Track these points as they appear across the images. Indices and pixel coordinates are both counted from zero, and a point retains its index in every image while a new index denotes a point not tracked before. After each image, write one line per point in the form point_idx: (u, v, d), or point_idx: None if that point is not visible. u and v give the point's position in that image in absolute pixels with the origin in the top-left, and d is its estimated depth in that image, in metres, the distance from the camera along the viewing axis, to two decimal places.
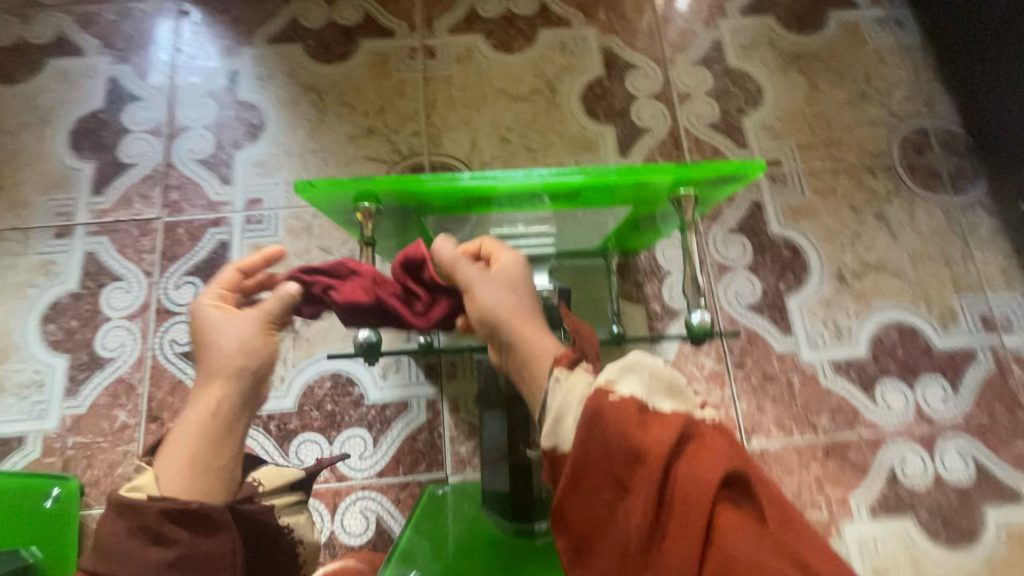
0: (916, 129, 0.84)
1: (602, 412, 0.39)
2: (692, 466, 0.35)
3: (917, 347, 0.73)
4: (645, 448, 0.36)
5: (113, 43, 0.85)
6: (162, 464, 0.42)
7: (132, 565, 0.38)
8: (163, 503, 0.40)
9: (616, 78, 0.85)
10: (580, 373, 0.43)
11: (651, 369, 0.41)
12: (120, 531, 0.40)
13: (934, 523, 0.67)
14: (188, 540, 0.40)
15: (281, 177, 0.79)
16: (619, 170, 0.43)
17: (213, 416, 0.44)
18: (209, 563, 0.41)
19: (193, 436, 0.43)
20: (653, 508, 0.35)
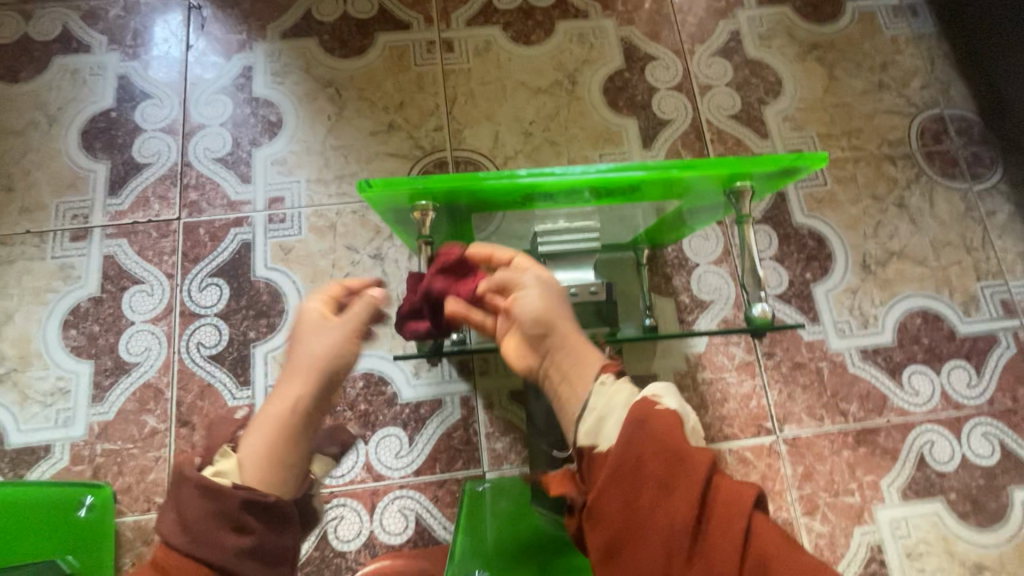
0: (933, 117, 0.84)
1: (648, 414, 0.41)
2: (734, 475, 0.38)
3: (941, 332, 0.75)
4: (690, 451, 0.38)
5: (120, 39, 0.82)
6: (243, 449, 0.45)
7: (211, 548, 0.39)
8: (247, 491, 0.42)
9: (636, 69, 0.84)
10: (625, 385, 0.45)
11: (686, 401, 0.47)
12: (203, 513, 0.40)
13: (962, 504, 0.69)
14: (261, 531, 0.41)
15: (302, 175, 0.77)
16: (678, 165, 0.48)
17: (293, 409, 0.48)
18: (274, 559, 0.42)
19: (273, 426, 0.46)
20: (696, 505, 0.36)
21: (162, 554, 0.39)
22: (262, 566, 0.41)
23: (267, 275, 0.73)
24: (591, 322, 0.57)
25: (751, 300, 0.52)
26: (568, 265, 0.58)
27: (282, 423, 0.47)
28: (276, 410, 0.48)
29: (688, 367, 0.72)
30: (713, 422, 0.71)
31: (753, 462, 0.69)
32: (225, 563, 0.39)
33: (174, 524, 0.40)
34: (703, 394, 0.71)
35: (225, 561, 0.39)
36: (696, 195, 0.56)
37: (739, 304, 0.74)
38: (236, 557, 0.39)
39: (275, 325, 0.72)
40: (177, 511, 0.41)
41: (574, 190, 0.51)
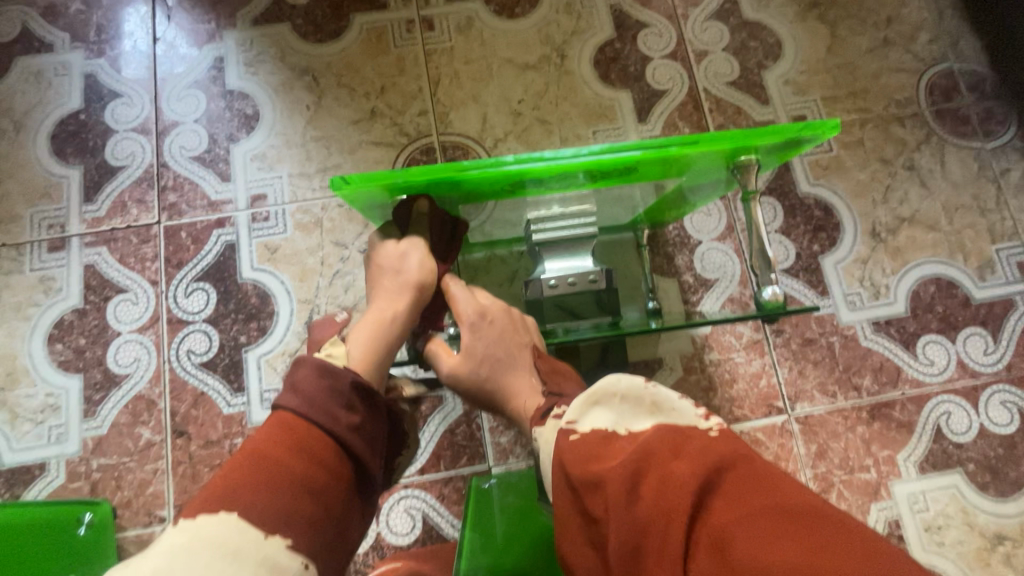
0: (943, 73, 0.79)
1: (564, 453, 0.40)
2: (662, 472, 0.34)
3: (956, 300, 0.72)
4: (606, 475, 0.36)
5: (83, 35, 0.78)
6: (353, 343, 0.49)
7: (329, 419, 0.43)
8: (356, 375, 0.46)
9: (627, 38, 0.80)
10: (551, 423, 0.44)
11: (623, 396, 0.42)
12: (319, 389, 0.44)
13: (981, 474, 0.67)
14: (364, 413, 0.45)
15: (284, 169, 0.74)
16: (676, 142, 0.44)
17: (389, 322, 0.51)
18: (374, 443, 0.45)
19: (372, 331, 0.50)
20: (628, 526, 0.34)
21: (283, 415, 0.43)
22: (365, 445, 0.44)
23: (254, 276, 0.71)
24: (590, 313, 0.55)
25: (761, 283, 0.50)
26: (564, 253, 0.55)
27: (384, 327, 0.50)
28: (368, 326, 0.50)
29: (694, 349, 0.70)
30: (722, 404, 0.69)
31: (764, 443, 0.68)
32: (340, 434, 0.43)
33: (292, 395, 0.44)
34: (711, 376, 0.69)
35: (342, 429, 0.43)
36: (697, 172, 0.53)
37: (745, 281, 0.71)
38: (349, 432, 0.43)
39: (266, 328, 0.69)
40: (292, 383, 0.44)
41: (567, 175, 0.48)
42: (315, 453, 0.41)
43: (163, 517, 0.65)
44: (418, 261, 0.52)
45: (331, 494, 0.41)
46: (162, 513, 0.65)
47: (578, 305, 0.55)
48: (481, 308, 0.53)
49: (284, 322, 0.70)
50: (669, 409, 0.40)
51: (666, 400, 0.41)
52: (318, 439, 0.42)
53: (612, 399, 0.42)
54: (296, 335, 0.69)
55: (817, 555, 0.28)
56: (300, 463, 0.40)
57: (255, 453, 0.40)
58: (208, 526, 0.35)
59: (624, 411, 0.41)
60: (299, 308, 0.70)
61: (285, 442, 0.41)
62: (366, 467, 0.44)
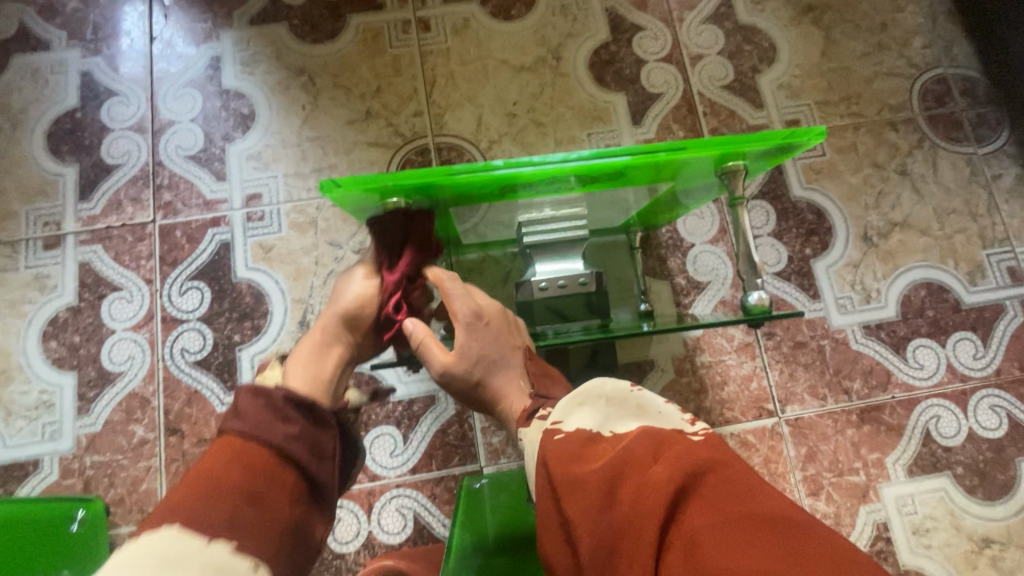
0: (936, 78, 0.79)
1: (546, 453, 0.41)
2: (641, 476, 0.35)
3: (947, 304, 0.72)
4: (585, 477, 0.37)
5: (80, 33, 0.78)
6: (290, 368, 0.51)
7: (266, 431, 0.44)
8: (289, 390, 0.47)
9: (623, 41, 0.80)
10: (536, 423, 0.45)
11: (609, 398, 0.43)
12: (255, 406, 0.46)
13: (969, 478, 0.68)
14: (304, 423, 0.46)
15: (279, 169, 0.74)
16: (665, 147, 0.44)
17: (326, 342, 0.53)
18: (320, 452, 0.46)
19: (307, 355, 0.52)
20: (605, 529, 0.34)
21: (224, 438, 0.44)
22: (309, 452, 0.45)
23: (248, 276, 0.71)
24: (581, 315, 0.55)
25: (747, 288, 0.50)
26: (555, 256, 0.56)
27: (320, 349, 0.52)
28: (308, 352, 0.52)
29: (686, 352, 0.70)
30: (713, 406, 0.69)
31: (754, 445, 0.68)
32: (277, 444, 0.44)
33: (230, 417, 0.45)
34: (702, 378, 0.70)
35: (280, 440, 0.44)
36: (689, 176, 0.53)
37: (737, 284, 0.71)
38: (287, 440, 0.44)
39: (260, 327, 0.70)
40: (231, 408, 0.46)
41: (558, 179, 0.48)
42: (255, 465, 0.43)
43: None
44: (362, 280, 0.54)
45: (278, 502, 0.42)
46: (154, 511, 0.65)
47: (568, 307, 0.55)
48: (475, 309, 0.52)
49: (278, 321, 0.70)
50: (655, 413, 0.41)
51: (651, 404, 0.42)
52: (258, 451, 0.43)
53: (597, 401, 0.43)
54: (289, 335, 0.70)
55: (784, 565, 0.29)
56: (242, 474, 0.42)
57: (199, 474, 0.42)
58: (154, 538, 0.36)
59: (609, 414, 0.42)
60: (293, 307, 0.70)
61: (227, 459, 0.43)
62: (311, 474, 0.45)
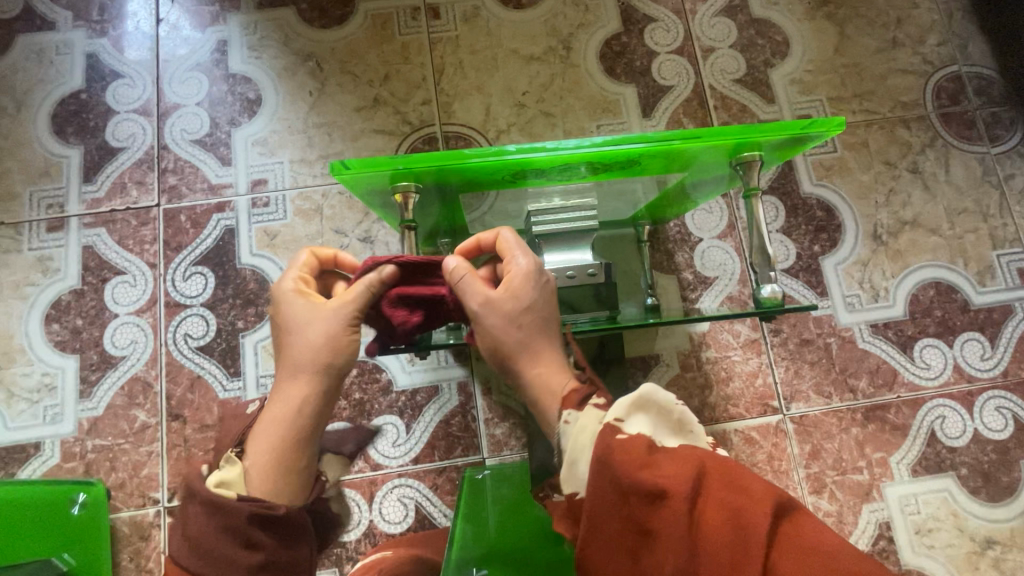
0: (950, 76, 0.78)
1: (611, 456, 0.37)
2: (728, 503, 0.34)
3: (955, 304, 0.72)
4: (669, 494, 0.35)
5: (86, 14, 0.77)
6: (248, 458, 0.44)
7: (225, 566, 0.41)
8: (255, 505, 0.42)
9: (634, 32, 0.79)
10: (591, 412, 0.42)
11: (660, 405, 0.41)
12: (209, 533, 0.41)
13: (973, 479, 0.67)
14: (272, 546, 0.42)
15: (285, 155, 0.74)
16: (680, 135, 0.44)
17: (294, 414, 0.46)
18: (286, 568, 0.43)
19: (273, 433, 0.45)
20: (687, 552, 0.34)
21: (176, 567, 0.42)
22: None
23: (252, 262, 0.71)
24: (589, 307, 0.55)
25: (760, 280, 0.50)
26: (564, 246, 0.55)
27: (286, 427, 0.45)
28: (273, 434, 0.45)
29: (691, 347, 0.70)
30: (717, 402, 0.69)
31: (758, 442, 0.68)
32: None
33: (186, 541, 0.42)
34: (707, 373, 0.69)
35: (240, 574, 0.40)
36: (701, 168, 0.53)
37: (744, 280, 0.71)
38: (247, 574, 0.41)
39: (264, 314, 0.69)
40: (185, 528, 0.43)
41: (570, 167, 0.48)
42: None
43: (157, 500, 0.65)
44: (339, 327, 0.47)
45: None
46: (155, 496, 0.65)
47: (576, 298, 0.55)
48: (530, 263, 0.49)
49: None
50: (689, 428, 0.42)
51: (687, 418, 0.42)
52: None
53: (651, 406, 0.41)
54: None
55: None
56: None
57: None
58: None
59: (660, 424, 0.41)
60: None
61: None
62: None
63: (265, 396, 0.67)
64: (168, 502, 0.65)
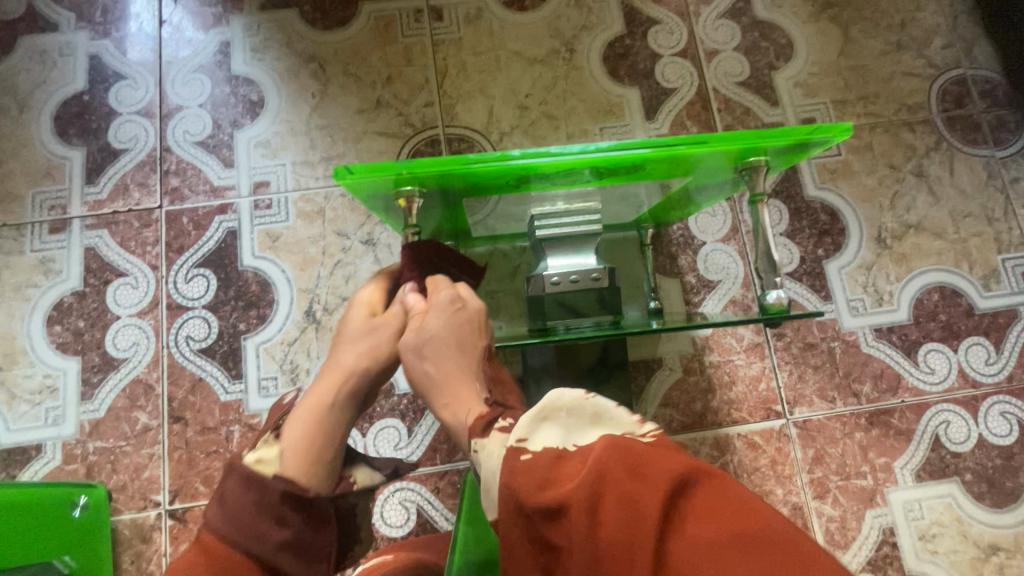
0: (955, 79, 0.78)
1: (513, 474, 0.37)
2: (619, 495, 0.33)
3: (960, 308, 0.72)
4: (564, 501, 0.34)
5: (89, 15, 0.77)
6: (286, 440, 0.46)
7: (254, 540, 0.40)
8: (287, 482, 0.43)
9: (638, 34, 0.79)
10: (496, 436, 0.42)
11: (568, 409, 0.41)
12: (246, 505, 0.42)
13: (978, 484, 0.67)
14: (297, 526, 0.42)
15: (287, 157, 0.74)
16: (685, 140, 0.44)
17: (332, 405, 0.48)
18: (311, 553, 0.43)
19: (310, 421, 0.47)
20: (589, 556, 0.32)
21: (208, 539, 0.41)
22: (300, 560, 0.42)
23: (254, 264, 0.70)
24: (592, 311, 0.55)
25: (765, 286, 0.49)
26: (568, 250, 0.55)
27: (323, 417, 0.48)
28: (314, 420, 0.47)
29: (694, 351, 0.69)
30: (720, 406, 0.68)
31: (761, 446, 0.68)
32: (265, 555, 0.40)
33: (218, 513, 0.42)
34: (710, 377, 0.69)
35: (268, 551, 0.40)
36: (705, 172, 0.52)
37: (748, 283, 0.71)
38: (276, 550, 0.41)
39: (266, 316, 0.69)
40: (219, 501, 0.43)
41: (573, 171, 0.48)
42: None
43: (158, 502, 0.65)
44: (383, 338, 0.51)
45: None
46: (157, 498, 0.65)
47: (580, 302, 0.55)
48: (455, 293, 0.50)
49: (284, 311, 0.69)
50: (609, 421, 0.40)
51: (605, 411, 0.41)
52: (242, 561, 0.40)
53: (558, 414, 0.41)
54: (295, 324, 0.69)
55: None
56: None
57: None
58: None
59: (569, 428, 0.40)
60: (299, 297, 0.70)
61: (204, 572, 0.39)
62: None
63: (266, 399, 0.67)
64: (169, 505, 0.65)
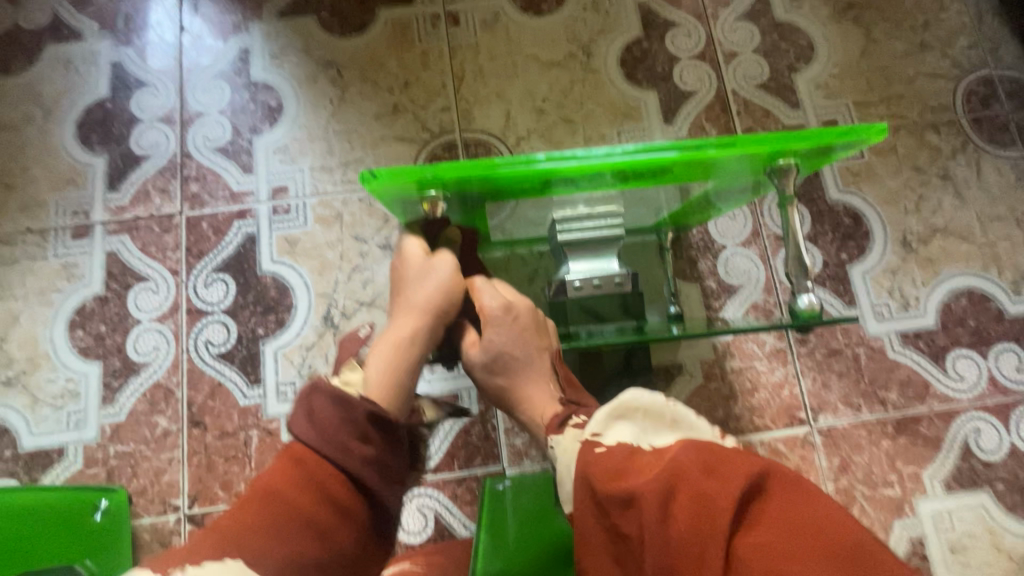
0: (981, 79, 0.77)
1: (588, 466, 0.38)
2: (695, 491, 0.32)
3: (989, 314, 0.70)
4: (636, 494, 0.34)
5: (112, 24, 0.78)
6: (370, 366, 0.47)
7: (341, 453, 0.41)
8: (371, 407, 0.43)
9: (655, 37, 0.78)
10: (571, 433, 0.43)
11: (646, 411, 0.41)
12: (336, 420, 0.42)
13: (1010, 495, 0.65)
14: (381, 444, 0.43)
15: (305, 162, 0.74)
16: (713, 143, 0.43)
17: (408, 341, 0.49)
18: (393, 472, 0.43)
19: (391, 353, 0.48)
20: (659, 549, 0.32)
21: (296, 448, 0.41)
22: (380, 477, 0.42)
23: (273, 269, 0.71)
24: (615, 315, 0.54)
25: (796, 290, 0.48)
26: (590, 255, 0.54)
27: (403, 347, 0.49)
28: (391, 353, 0.48)
29: (715, 357, 0.68)
30: (742, 412, 0.67)
31: (785, 454, 0.66)
32: (353, 468, 0.41)
33: (306, 423, 0.42)
34: (732, 384, 0.68)
35: (356, 466, 0.41)
36: (732, 175, 0.51)
37: (770, 288, 0.70)
38: (363, 466, 0.41)
39: (284, 321, 0.69)
40: (307, 412, 0.42)
41: (599, 175, 0.47)
42: (325, 489, 0.40)
43: (177, 507, 0.65)
44: (448, 278, 0.51)
45: (342, 533, 0.40)
46: (176, 503, 0.65)
47: (602, 307, 0.54)
48: (505, 302, 0.51)
49: (302, 315, 0.70)
50: (690, 426, 0.40)
51: (686, 418, 0.40)
52: (330, 474, 0.40)
53: (635, 413, 0.41)
54: (313, 329, 0.69)
55: None
56: (315, 497, 0.39)
57: (266, 490, 0.39)
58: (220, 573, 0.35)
59: (645, 429, 0.40)
60: (317, 302, 0.70)
61: (295, 480, 0.40)
62: (379, 498, 0.42)
63: (285, 404, 0.67)
64: (188, 509, 0.65)
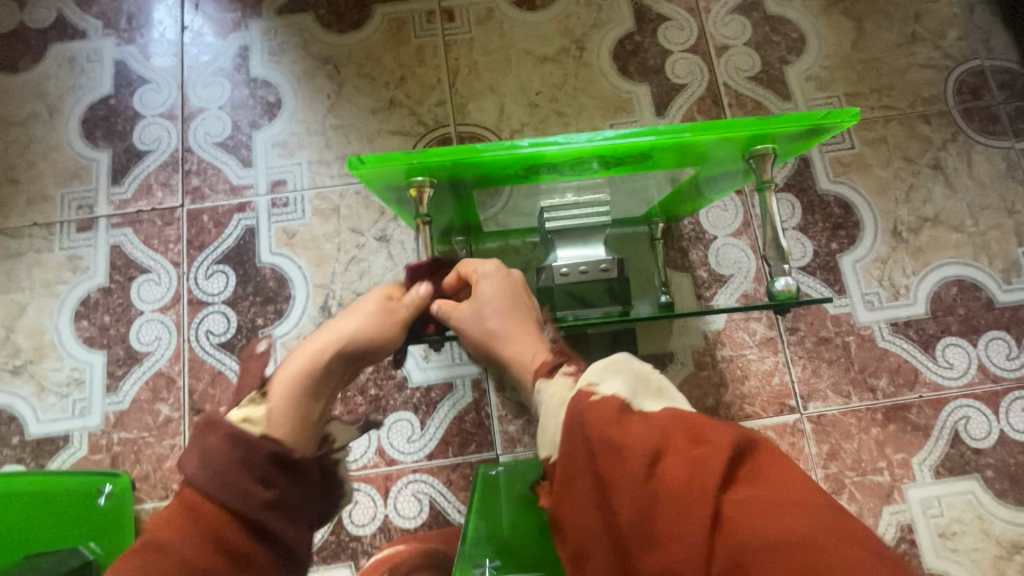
0: (973, 70, 0.77)
1: (580, 412, 0.39)
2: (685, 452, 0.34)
3: (979, 302, 0.70)
4: (627, 446, 0.35)
5: (115, 23, 0.80)
6: (271, 400, 0.45)
7: (238, 498, 0.40)
8: (274, 446, 0.43)
9: (648, 31, 0.79)
10: (563, 380, 0.44)
11: (636, 373, 0.42)
12: (228, 460, 0.41)
13: (999, 481, 0.66)
14: (283, 485, 0.42)
15: (303, 156, 0.75)
16: (690, 127, 0.44)
17: (321, 367, 0.48)
18: (296, 511, 0.43)
19: (301, 381, 0.47)
20: (642, 497, 0.33)
21: (187, 496, 0.41)
22: (281, 518, 0.42)
23: (272, 260, 0.72)
24: (602, 301, 0.55)
25: (774, 274, 0.49)
26: (577, 242, 0.56)
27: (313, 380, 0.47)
28: (304, 384, 0.47)
29: (706, 345, 0.69)
30: (733, 400, 0.68)
31: (775, 441, 0.67)
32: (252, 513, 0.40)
33: (197, 469, 0.41)
34: (722, 371, 0.69)
35: (252, 510, 0.40)
36: (715, 162, 0.52)
37: (760, 277, 0.70)
38: (263, 509, 0.41)
39: (282, 311, 0.71)
40: (200, 456, 0.42)
41: (582, 161, 0.48)
42: (215, 532, 0.39)
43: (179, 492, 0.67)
44: (372, 309, 0.51)
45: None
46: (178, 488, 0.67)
47: (589, 293, 0.55)
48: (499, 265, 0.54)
49: (300, 306, 0.71)
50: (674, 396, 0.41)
51: (670, 388, 0.42)
52: (222, 518, 0.40)
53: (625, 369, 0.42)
54: (311, 319, 0.71)
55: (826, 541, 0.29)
56: (205, 542, 0.39)
57: (151, 543, 0.38)
58: None
59: (635, 389, 0.41)
60: (315, 292, 0.71)
61: (183, 527, 0.39)
62: (285, 540, 0.42)
63: None
64: None
